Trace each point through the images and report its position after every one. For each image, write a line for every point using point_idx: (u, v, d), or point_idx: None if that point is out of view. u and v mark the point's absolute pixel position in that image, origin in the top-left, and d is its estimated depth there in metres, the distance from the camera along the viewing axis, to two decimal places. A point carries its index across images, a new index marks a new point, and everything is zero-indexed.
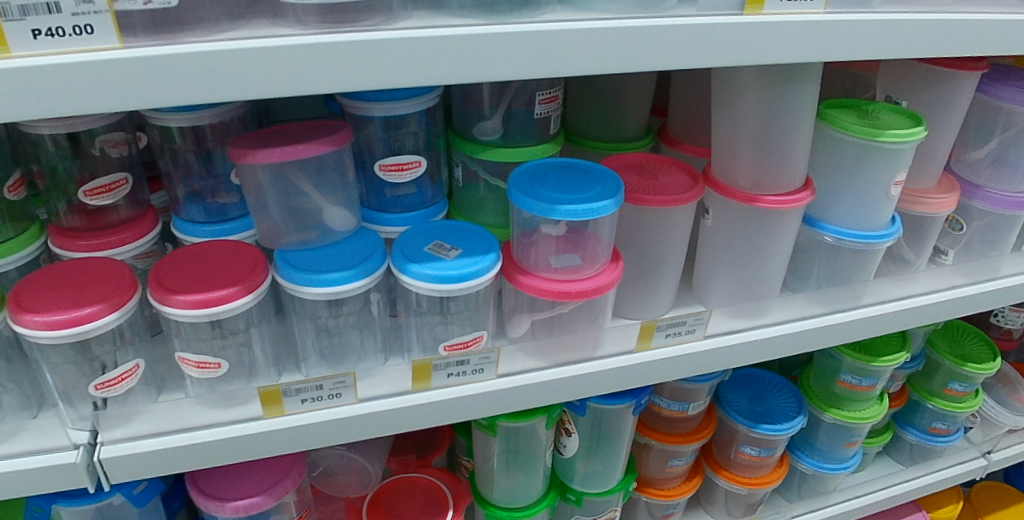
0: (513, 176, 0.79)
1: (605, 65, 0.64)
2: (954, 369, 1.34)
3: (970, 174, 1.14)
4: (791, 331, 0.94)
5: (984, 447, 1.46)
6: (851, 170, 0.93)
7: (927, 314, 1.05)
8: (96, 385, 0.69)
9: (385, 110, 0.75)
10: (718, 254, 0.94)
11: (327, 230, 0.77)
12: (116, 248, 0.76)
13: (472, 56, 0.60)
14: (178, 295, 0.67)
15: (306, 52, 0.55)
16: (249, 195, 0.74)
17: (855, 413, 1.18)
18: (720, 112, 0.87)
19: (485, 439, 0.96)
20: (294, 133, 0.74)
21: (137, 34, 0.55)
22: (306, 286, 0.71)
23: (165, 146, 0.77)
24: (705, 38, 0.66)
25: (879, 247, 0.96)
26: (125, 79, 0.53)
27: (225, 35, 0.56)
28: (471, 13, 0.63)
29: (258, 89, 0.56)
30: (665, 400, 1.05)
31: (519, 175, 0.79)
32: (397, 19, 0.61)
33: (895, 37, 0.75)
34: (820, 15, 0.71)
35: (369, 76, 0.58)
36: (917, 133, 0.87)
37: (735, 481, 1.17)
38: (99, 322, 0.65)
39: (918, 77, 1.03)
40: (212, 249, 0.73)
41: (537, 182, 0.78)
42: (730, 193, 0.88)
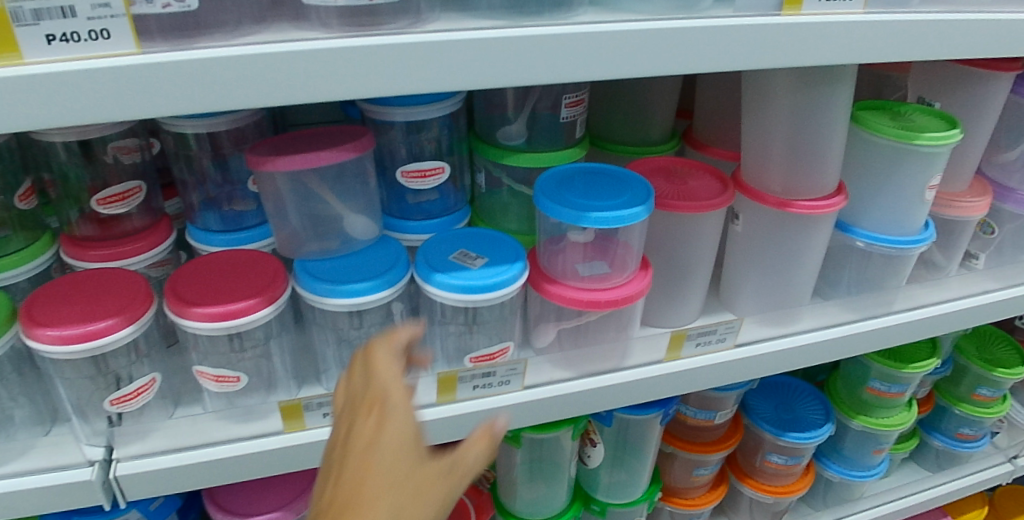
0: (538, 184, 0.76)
1: (641, 69, 0.61)
2: (983, 374, 1.30)
3: (1002, 176, 1.11)
4: (825, 338, 0.91)
5: (1010, 451, 1.43)
6: (885, 173, 0.90)
7: (960, 320, 1.02)
8: (112, 400, 0.67)
9: (408, 114, 0.72)
10: (748, 260, 0.91)
11: (348, 239, 0.74)
12: (130, 258, 0.74)
13: (502, 61, 0.57)
14: (196, 308, 0.64)
15: (332, 57, 0.53)
16: (267, 203, 0.72)
17: (884, 421, 1.15)
18: (750, 115, 0.84)
19: (508, 450, 0.94)
20: (313, 140, 0.71)
21: (155, 39, 0.52)
22: (328, 297, 0.69)
23: (180, 153, 0.75)
24: (744, 39, 0.63)
25: (914, 253, 0.93)
26: (143, 85, 0.50)
27: (246, 39, 0.54)
28: (501, 14, 0.60)
29: (282, 95, 0.53)
30: (691, 408, 1.02)
31: (546, 182, 0.76)
32: (424, 22, 0.58)
33: (936, 37, 0.72)
34: (861, 15, 0.68)
35: (397, 84, 0.56)
36: (955, 136, 0.85)
37: (760, 490, 1.15)
38: (114, 336, 0.63)
39: (951, 78, 1.00)
40: (231, 258, 0.71)
41: (564, 188, 0.75)
42: (762, 198, 0.85)
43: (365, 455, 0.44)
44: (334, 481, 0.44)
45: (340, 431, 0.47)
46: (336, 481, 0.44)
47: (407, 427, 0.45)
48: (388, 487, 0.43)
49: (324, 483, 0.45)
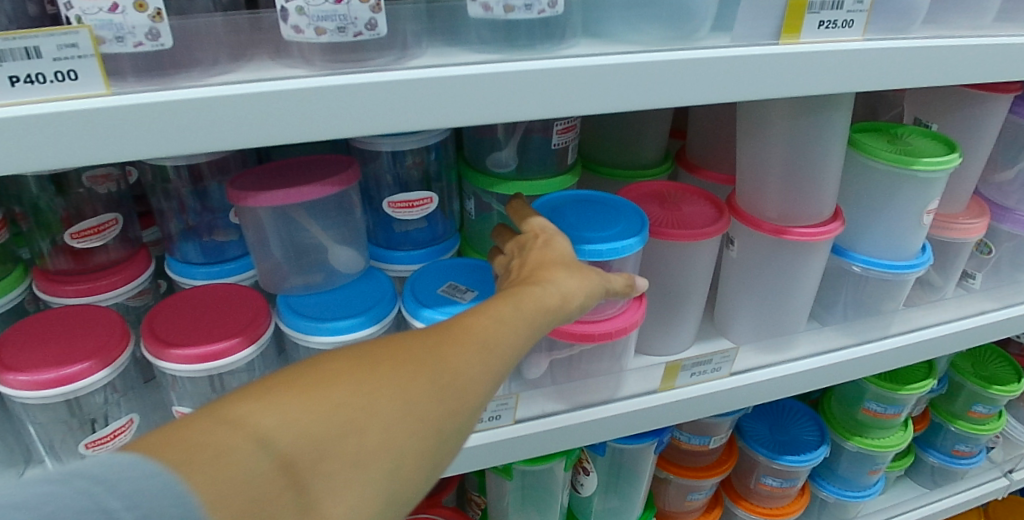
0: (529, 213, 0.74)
1: (636, 102, 0.59)
2: (978, 392, 1.29)
3: (999, 195, 1.09)
4: (821, 365, 0.90)
5: (1006, 466, 1.43)
6: (883, 198, 0.89)
7: (958, 343, 1.00)
8: (87, 444, 0.65)
9: (394, 145, 0.70)
10: (742, 286, 0.90)
11: (332, 272, 0.72)
12: (107, 292, 0.72)
13: (492, 97, 0.55)
14: (174, 349, 0.62)
15: (312, 97, 0.50)
16: (248, 236, 0.69)
17: (879, 441, 1.14)
18: (746, 141, 0.82)
19: (499, 479, 0.93)
20: (296, 171, 0.69)
21: (127, 79, 0.49)
22: (311, 335, 0.67)
23: (158, 184, 0.72)
24: (741, 71, 0.61)
25: (910, 277, 0.92)
26: (111, 129, 0.47)
27: (223, 78, 0.51)
28: (491, 47, 0.58)
29: (263, 135, 0.51)
30: (685, 434, 1.01)
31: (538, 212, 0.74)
32: (410, 57, 0.56)
33: (935, 64, 0.71)
34: (860, 43, 0.66)
35: (382, 123, 0.53)
36: (953, 160, 0.83)
37: (754, 512, 1.14)
38: (89, 380, 0.61)
39: (948, 100, 0.98)
40: (211, 294, 0.69)
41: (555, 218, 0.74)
42: (758, 225, 0.83)
43: (551, 250, 0.59)
44: (530, 261, 0.59)
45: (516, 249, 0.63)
46: (535, 259, 0.59)
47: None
48: (580, 271, 0.58)
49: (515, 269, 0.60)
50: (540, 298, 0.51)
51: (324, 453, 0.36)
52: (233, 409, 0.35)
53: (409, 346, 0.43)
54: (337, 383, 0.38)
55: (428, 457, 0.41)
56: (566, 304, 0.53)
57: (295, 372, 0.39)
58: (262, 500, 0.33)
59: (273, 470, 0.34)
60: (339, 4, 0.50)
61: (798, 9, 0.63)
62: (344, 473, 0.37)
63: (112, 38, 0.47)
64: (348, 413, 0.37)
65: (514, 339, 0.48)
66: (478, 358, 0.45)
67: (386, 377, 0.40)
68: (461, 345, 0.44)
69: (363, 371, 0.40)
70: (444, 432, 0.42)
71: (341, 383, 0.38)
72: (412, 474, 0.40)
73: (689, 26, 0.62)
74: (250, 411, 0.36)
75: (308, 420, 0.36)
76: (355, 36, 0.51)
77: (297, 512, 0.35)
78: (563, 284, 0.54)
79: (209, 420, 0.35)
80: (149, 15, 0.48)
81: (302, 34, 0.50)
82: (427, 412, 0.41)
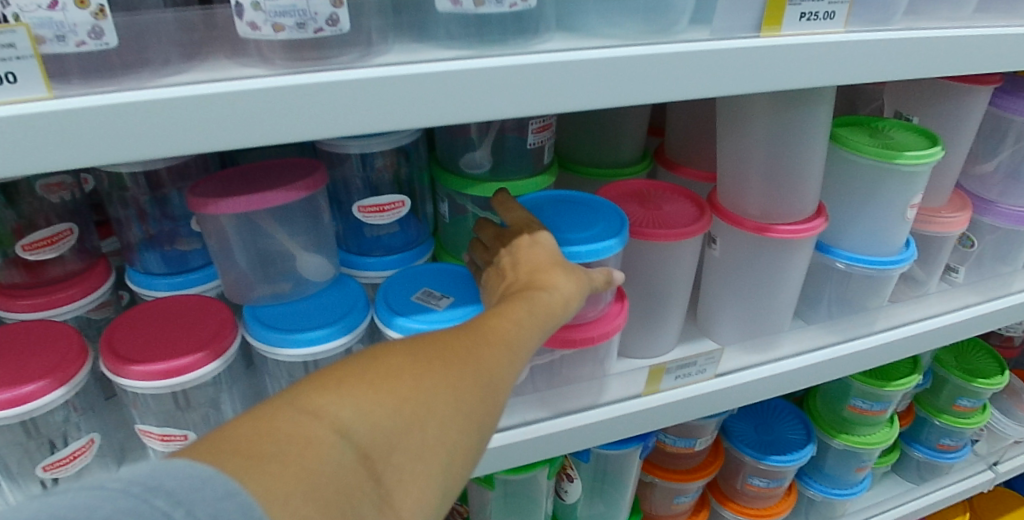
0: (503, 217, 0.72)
1: (615, 99, 0.57)
2: (962, 385, 1.29)
3: (980, 188, 1.09)
4: (807, 364, 0.88)
5: (991, 459, 1.43)
6: (865, 193, 0.87)
7: (944, 337, 1.00)
8: (45, 466, 0.62)
9: (362, 147, 0.68)
10: (726, 286, 0.88)
11: (301, 281, 0.70)
12: (64, 306, 0.68)
13: (464, 96, 0.52)
14: (135, 366, 0.59)
15: (273, 98, 0.47)
16: (211, 244, 0.66)
17: (866, 439, 1.13)
18: (726, 138, 0.80)
19: (481, 489, 0.91)
20: (260, 176, 0.66)
21: (72, 81, 0.45)
22: (281, 347, 0.64)
23: (115, 191, 0.69)
24: (722, 65, 0.59)
25: (894, 273, 0.91)
26: (52, 135, 0.43)
27: (179, 79, 0.47)
28: (461, 42, 0.55)
29: (222, 139, 0.47)
30: (671, 437, 0.99)
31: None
32: (376, 53, 0.53)
33: (918, 56, 0.69)
34: (841, 35, 0.65)
35: (347, 124, 0.50)
36: (935, 154, 0.82)
37: (742, 513, 1.12)
38: (43, 400, 0.58)
39: (928, 93, 0.97)
40: (174, 307, 0.66)
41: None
42: (740, 223, 0.82)
43: (541, 249, 0.60)
44: (524, 262, 0.59)
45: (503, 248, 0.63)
46: (531, 259, 0.59)
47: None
48: (577, 270, 0.59)
49: (507, 269, 0.60)
50: (550, 303, 0.52)
51: (394, 445, 0.36)
52: (308, 401, 0.35)
53: (447, 341, 0.43)
54: (399, 377, 0.38)
55: (473, 453, 0.41)
56: (570, 303, 0.55)
57: (351, 365, 0.39)
58: (346, 493, 0.33)
59: (354, 461, 0.34)
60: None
61: (779, 1, 0.61)
62: (411, 466, 0.37)
63: (53, 37, 0.43)
64: (412, 407, 0.37)
65: (535, 341, 0.49)
66: (508, 355, 0.45)
67: (438, 374, 0.40)
68: (494, 347, 0.45)
69: (419, 367, 0.40)
70: (484, 430, 0.42)
71: (399, 378, 0.38)
72: (461, 469, 0.40)
73: (667, 19, 0.60)
74: (325, 403, 0.35)
75: (379, 413, 0.36)
76: (315, 33, 0.48)
77: (373, 503, 0.35)
78: (566, 286, 0.55)
79: (288, 411, 0.34)
80: (91, 12, 0.44)
81: (259, 32, 0.47)
82: (474, 406, 0.41)
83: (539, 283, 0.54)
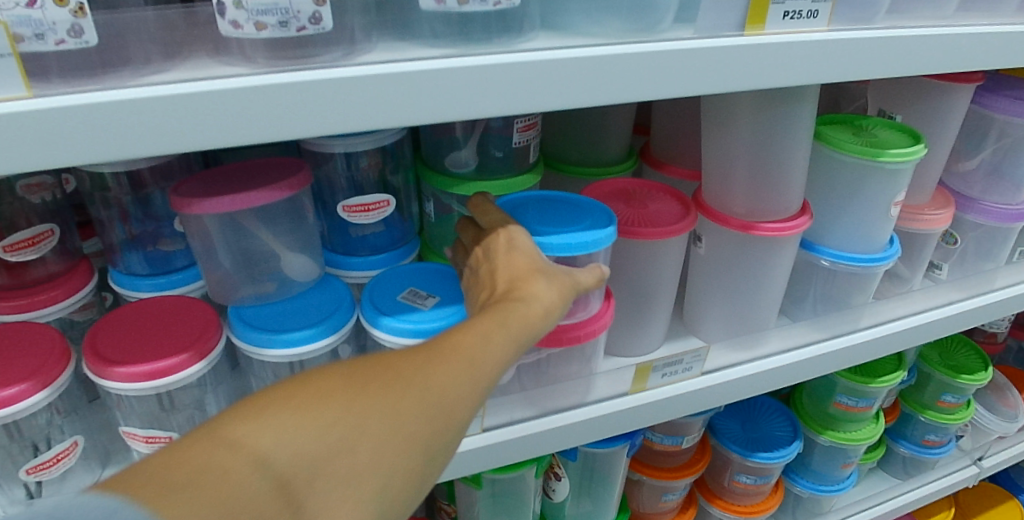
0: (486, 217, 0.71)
1: (600, 97, 0.57)
2: (947, 381, 1.30)
3: (962, 185, 1.10)
4: (793, 361, 0.89)
5: (976, 454, 1.45)
6: (849, 191, 0.88)
7: (927, 334, 1.01)
8: (28, 469, 0.62)
9: (347, 146, 0.67)
10: (712, 284, 0.88)
11: (286, 280, 0.69)
12: (44, 308, 0.68)
13: (449, 94, 0.52)
14: (118, 368, 0.59)
15: (256, 96, 0.47)
16: (194, 244, 0.66)
17: (852, 435, 1.14)
18: (711, 137, 0.81)
19: (468, 488, 0.91)
20: (243, 176, 0.66)
21: (51, 80, 0.45)
22: (266, 347, 0.64)
23: (97, 192, 0.68)
24: (705, 64, 0.60)
25: (878, 270, 0.92)
26: (31, 135, 0.43)
27: (160, 77, 0.47)
28: (445, 41, 0.55)
29: (205, 138, 0.47)
30: (658, 435, 0.99)
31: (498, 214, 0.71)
32: (359, 52, 0.53)
33: (901, 54, 0.70)
34: (824, 33, 0.65)
35: (330, 123, 0.50)
36: (918, 152, 0.83)
37: (729, 510, 1.13)
38: (25, 403, 0.57)
39: (912, 91, 0.98)
40: (157, 308, 0.65)
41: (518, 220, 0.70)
42: (725, 221, 0.82)
43: (519, 255, 0.57)
44: (499, 269, 0.57)
45: (480, 256, 0.62)
46: (507, 266, 0.57)
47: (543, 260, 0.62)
48: (556, 276, 0.56)
49: (484, 277, 0.59)
50: (525, 313, 0.50)
51: (317, 471, 0.36)
52: (229, 431, 0.35)
53: (393, 360, 0.42)
54: (330, 402, 0.38)
55: (418, 474, 0.41)
56: (547, 312, 0.51)
57: (285, 389, 0.39)
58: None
59: (272, 490, 0.34)
60: None
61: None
62: (339, 492, 0.37)
63: (32, 35, 0.42)
64: (340, 432, 0.37)
65: (500, 354, 0.47)
66: (464, 373, 0.44)
67: (374, 397, 0.40)
68: (449, 363, 0.43)
69: (353, 391, 0.39)
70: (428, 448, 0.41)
71: (326, 402, 0.38)
72: (403, 492, 0.40)
73: (652, 17, 0.60)
74: (245, 433, 0.36)
75: (299, 443, 0.36)
76: (298, 31, 0.47)
77: None
78: (544, 295, 0.52)
79: (206, 441, 0.35)
80: (71, 10, 0.43)
81: (241, 30, 0.46)
82: (416, 428, 0.40)
83: (511, 295, 0.52)
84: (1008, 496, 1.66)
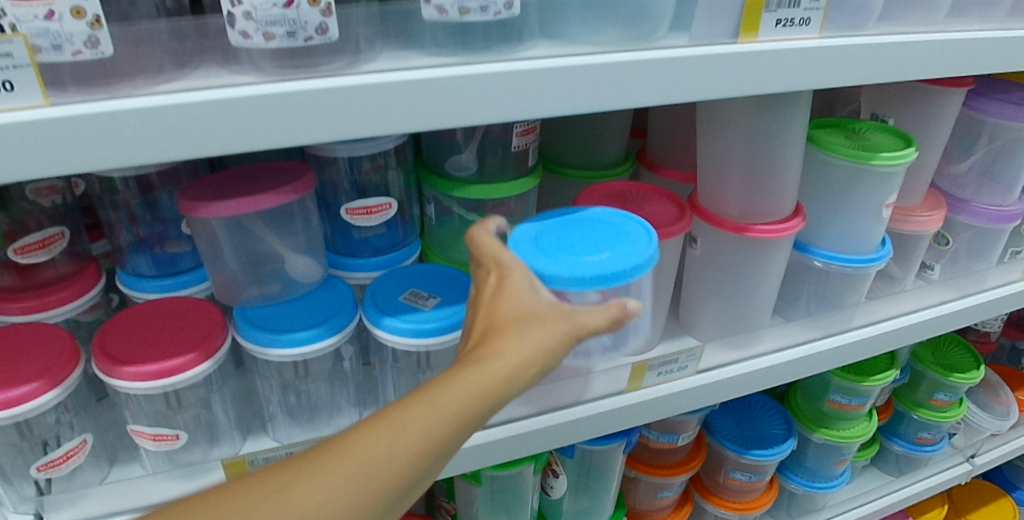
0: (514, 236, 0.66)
1: (597, 103, 0.58)
2: (939, 380, 1.32)
3: (954, 187, 1.12)
4: (786, 360, 0.91)
5: (968, 451, 1.47)
6: (841, 193, 0.90)
7: (919, 333, 1.03)
8: (39, 466, 0.63)
9: (350, 150, 0.69)
10: (707, 284, 0.90)
11: (290, 282, 0.71)
12: (54, 309, 0.69)
13: (451, 101, 0.53)
14: (127, 367, 0.60)
15: (264, 105, 0.48)
16: (201, 246, 0.67)
17: (845, 432, 1.16)
18: (707, 140, 0.83)
19: (468, 485, 0.93)
20: (249, 179, 0.67)
21: (67, 90, 0.46)
22: (271, 347, 0.65)
23: (105, 195, 0.70)
24: (700, 71, 0.61)
25: (870, 271, 0.93)
26: (48, 143, 0.44)
27: (171, 86, 0.48)
28: (447, 50, 0.56)
29: (215, 145, 0.48)
30: (655, 432, 1.01)
31: (526, 236, 0.66)
32: (364, 60, 0.54)
33: (892, 60, 0.72)
34: (816, 41, 0.67)
35: (336, 130, 0.51)
36: (908, 155, 0.84)
37: (725, 506, 1.15)
38: (36, 402, 0.59)
39: (904, 95, 1.00)
40: (165, 308, 0.67)
41: (545, 244, 0.65)
42: (720, 223, 0.84)
43: (501, 301, 0.50)
44: (479, 316, 0.50)
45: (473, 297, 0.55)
46: (486, 313, 0.50)
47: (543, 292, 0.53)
48: (537, 325, 0.48)
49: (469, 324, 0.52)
50: (476, 381, 0.44)
51: None
52: None
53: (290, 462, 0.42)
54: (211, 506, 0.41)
55: None
56: (510, 377, 0.45)
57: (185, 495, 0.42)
58: None
59: None
60: (289, 9, 0.47)
61: (755, 8, 0.63)
62: None
63: (49, 46, 0.44)
64: None
65: (444, 433, 0.43)
66: (364, 470, 0.42)
67: (251, 502, 0.40)
68: (346, 462, 0.42)
69: (230, 498, 0.41)
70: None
71: (248, 496, 0.41)
72: None
73: (648, 25, 0.62)
74: None
75: None
76: (305, 41, 0.49)
77: None
78: (507, 357, 0.46)
79: None
80: (88, 22, 0.44)
81: (250, 40, 0.48)
82: None
83: (470, 358, 0.46)
84: (1000, 494, 1.68)
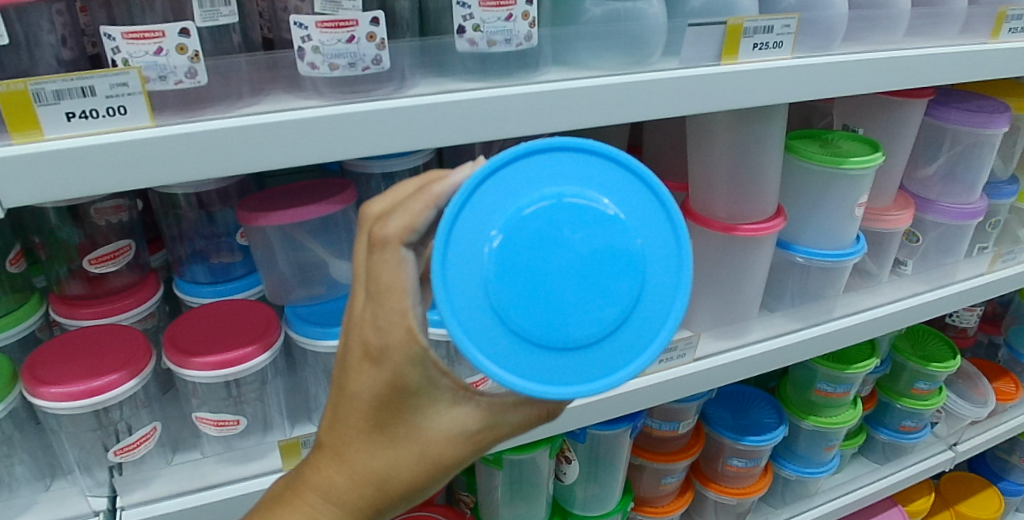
0: (453, 281, 0.48)
1: (603, 118, 0.68)
2: (919, 369, 1.41)
3: (923, 190, 1.22)
4: (775, 346, 0.99)
5: (951, 439, 1.56)
6: (818, 196, 1.00)
7: (898, 321, 1.11)
8: (115, 450, 0.70)
9: (385, 166, 0.77)
10: (703, 281, 0.99)
11: (333, 283, 0.79)
12: (121, 313, 0.78)
13: (482, 117, 0.62)
14: (196, 357, 0.68)
15: (328, 123, 0.57)
16: (257, 252, 0.77)
17: (832, 419, 1.25)
18: (695, 153, 0.93)
19: (490, 472, 1.01)
20: (297, 194, 0.76)
21: (167, 112, 0.55)
22: (320, 339, 0.74)
23: (168, 210, 0.79)
24: (689, 90, 0.71)
25: (847, 264, 1.03)
26: (152, 156, 0.52)
27: (250, 110, 0.58)
28: (475, 76, 0.66)
29: (288, 157, 0.57)
30: (656, 421, 1.11)
31: (477, 278, 0.48)
32: (407, 86, 0.63)
33: (857, 74, 0.82)
34: (788, 60, 0.77)
35: (386, 143, 0.60)
36: (876, 159, 0.95)
37: (724, 492, 1.23)
38: (116, 391, 0.67)
39: (871, 107, 1.11)
40: (224, 308, 0.75)
41: (508, 296, 0.48)
42: (709, 224, 0.93)
43: (375, 401, 0.47)
44: (360, 414, 0.48)
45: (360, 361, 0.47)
46: (365, 416, 0.48)
47: (457, 379, 0.48)
48: (410, 439, 0.49)
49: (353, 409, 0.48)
50: (345, 491, 0.50)
51: None
52: None
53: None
54: None
55: None
56: (385, 486, 0.50)
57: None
58: None
59: None
60: (351, 44, 0.58)
61: (735, 34, 0.74)
62: None
63: (157, 77, 0.53)
64: None
65: None
66: None
67: None
68: None
69: None
70: None
71: None
72: None
73: (644, 52, 0.72)
74: None
75: None
76: (363, 70, 0.59)
77: None
78: (373, 469, 0.49)
79: None
80: (188, 57, 0.54)
81: (317, 70, 0.58)
82: None
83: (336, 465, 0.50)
84: (986, 484, 1.76)
